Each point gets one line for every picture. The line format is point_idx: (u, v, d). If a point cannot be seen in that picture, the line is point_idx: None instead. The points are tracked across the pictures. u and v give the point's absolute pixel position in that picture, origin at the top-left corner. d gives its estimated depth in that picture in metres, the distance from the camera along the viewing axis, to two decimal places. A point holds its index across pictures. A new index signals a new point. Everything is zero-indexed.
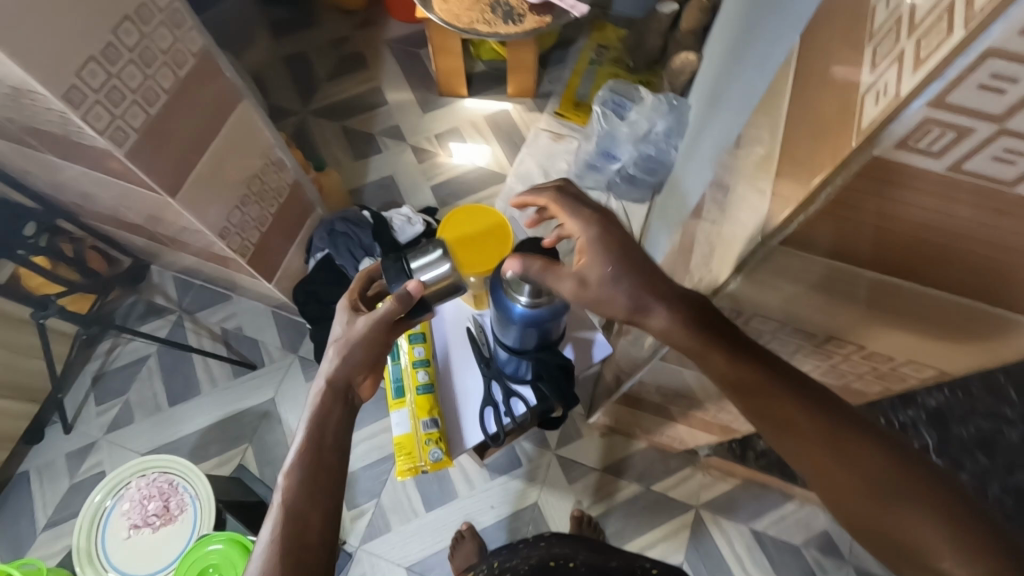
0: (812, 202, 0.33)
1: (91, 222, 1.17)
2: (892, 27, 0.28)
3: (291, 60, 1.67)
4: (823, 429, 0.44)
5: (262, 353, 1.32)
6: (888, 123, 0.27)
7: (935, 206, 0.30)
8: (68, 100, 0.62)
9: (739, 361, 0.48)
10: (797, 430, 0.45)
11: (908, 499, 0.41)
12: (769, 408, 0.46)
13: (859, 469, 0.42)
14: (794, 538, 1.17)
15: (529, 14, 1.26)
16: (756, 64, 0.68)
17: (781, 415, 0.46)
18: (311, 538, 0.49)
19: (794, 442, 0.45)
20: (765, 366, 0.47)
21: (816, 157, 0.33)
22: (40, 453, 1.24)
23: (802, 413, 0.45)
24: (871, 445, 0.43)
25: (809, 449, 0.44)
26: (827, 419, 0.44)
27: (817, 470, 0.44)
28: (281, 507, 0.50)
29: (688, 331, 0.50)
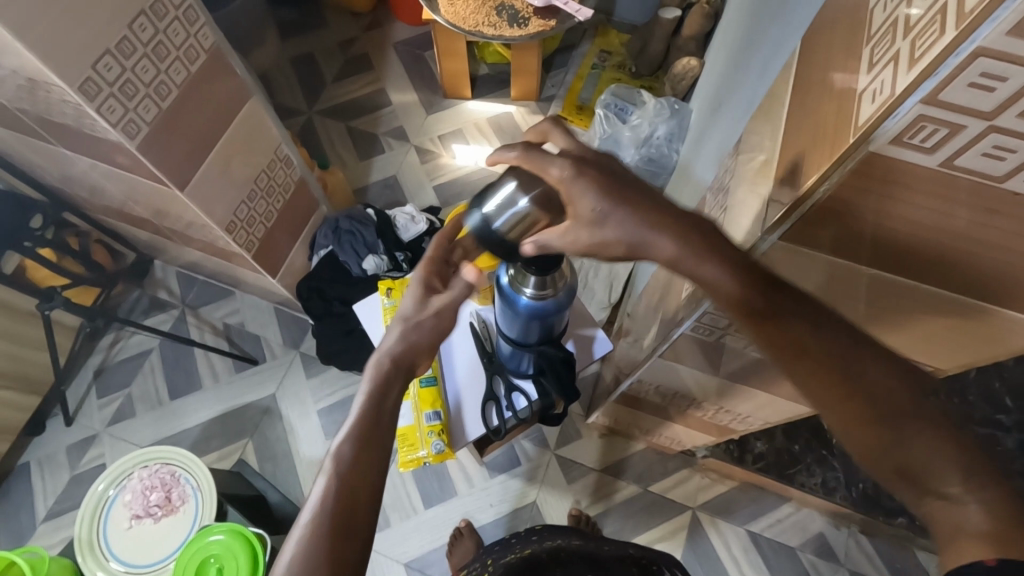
0: (808, 197, 0.35)
1: (97, 216, 1.18)
2: (890, 30, 0.30)
3: (298, 61, 1.68)
4: (835, 348, 0.40)
5: (265, 349, 1.33)
6: (884, 119, 0.28)
7: (932, 206, 0.32)
8: (83, 92, 0.63)
9: (752, 281, 0.42)
10: (807, 353, 0.40)
11: (921, 427, 0.37)
12: (778, 330, 0.41)
13: (871, 390, 0.39)
14: (790, 541, 1.18)
15: (534, 18, 1.28)
16: (758, 69, 0.69)
17: (791, 337, 0.41)
18: (350, 526, 0.43)
19: (804, 368, 0.41)
20: (777, 286, 0.42)
21: (815, 154, 0.35)
22: (41, 445, 1.25)
23: (813, 330, 0.40)
24: (880, 363, 0.39)
25: (821, 373, 0.40)
26: (839, 337, 0.40)
27: (829, 394, 0.40)
28: (327, 487, 0.44)
29: (702, 257, 0.43)
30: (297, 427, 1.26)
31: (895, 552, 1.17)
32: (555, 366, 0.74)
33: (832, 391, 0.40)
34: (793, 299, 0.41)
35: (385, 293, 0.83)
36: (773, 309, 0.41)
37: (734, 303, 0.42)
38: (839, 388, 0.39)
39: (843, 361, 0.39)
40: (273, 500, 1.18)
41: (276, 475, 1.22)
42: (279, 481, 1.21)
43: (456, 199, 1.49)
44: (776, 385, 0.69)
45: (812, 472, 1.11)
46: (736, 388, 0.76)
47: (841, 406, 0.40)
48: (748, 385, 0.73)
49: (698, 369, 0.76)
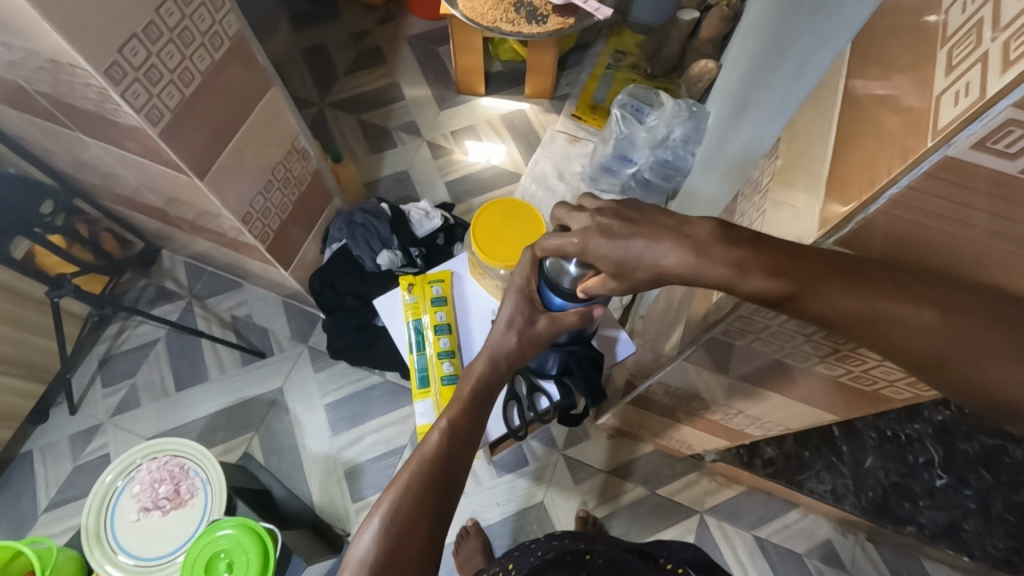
0: (868, 203, 0.34)
1: (106, 204, 1.17)
2: (972, 31, 0.29)
3: (311, 53, 1.67)
4: (866, 311, 0.37)
5: (272, 342, 1.32)
6: (969, 123, 0.28)
7: (952, 198, 0.32)
8: (108, 76, 0.62)
9: (763, 271, 0.40)
10: (842, 322, 0.38)
11: (989, 351, 0.34)
12: (809, 306, 0.39)
13: (920, 342, 0.36)
14: (797, 547, 1.18)
15: (552, 15, 1.27)
16: (793, 74, 0.69)
17: (821, 311, 0.39)
18: (416, 530, 0.48)
19: (847, 333, 0.39)
20: (791, 264, 0.39)
21: (878, 154, 0.34)
22: (45, 433, 1.24)
23: (838, 299, 0.37)
24: (920, 310, 0.35)
25: (864, 336, 0.38)
26: (867, 297, 0.36)
27: (883, 344, 0.38)
28: (402, 490, 0.50)
29: (708, 259, 0.42)
30: (304, 422, 1.25)
31: (901, 561, 1.16)
32: (583, 366, 0.74)
33: (880, 343, 0.38)
34: (812, 269, 0.38)
35: (405, 289, 0.82)
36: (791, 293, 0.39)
37: (750, 295, 0.42)
38: (885, 341, 0.37)
39: (878, 323, 0.37)
40: (278, 495, 1.18)
41: (282, 469, 1.21)
42: (284, 475, 1.20)
43: (466, 196, 1.49)
44: (797, 390, 0.68)
45: (820, 478, 1.11)
46: (755, 393, 0.75)
47: (899, 358, 0.38)
48: (768, 390, 0.72)
49: (718, 375, 0.75)
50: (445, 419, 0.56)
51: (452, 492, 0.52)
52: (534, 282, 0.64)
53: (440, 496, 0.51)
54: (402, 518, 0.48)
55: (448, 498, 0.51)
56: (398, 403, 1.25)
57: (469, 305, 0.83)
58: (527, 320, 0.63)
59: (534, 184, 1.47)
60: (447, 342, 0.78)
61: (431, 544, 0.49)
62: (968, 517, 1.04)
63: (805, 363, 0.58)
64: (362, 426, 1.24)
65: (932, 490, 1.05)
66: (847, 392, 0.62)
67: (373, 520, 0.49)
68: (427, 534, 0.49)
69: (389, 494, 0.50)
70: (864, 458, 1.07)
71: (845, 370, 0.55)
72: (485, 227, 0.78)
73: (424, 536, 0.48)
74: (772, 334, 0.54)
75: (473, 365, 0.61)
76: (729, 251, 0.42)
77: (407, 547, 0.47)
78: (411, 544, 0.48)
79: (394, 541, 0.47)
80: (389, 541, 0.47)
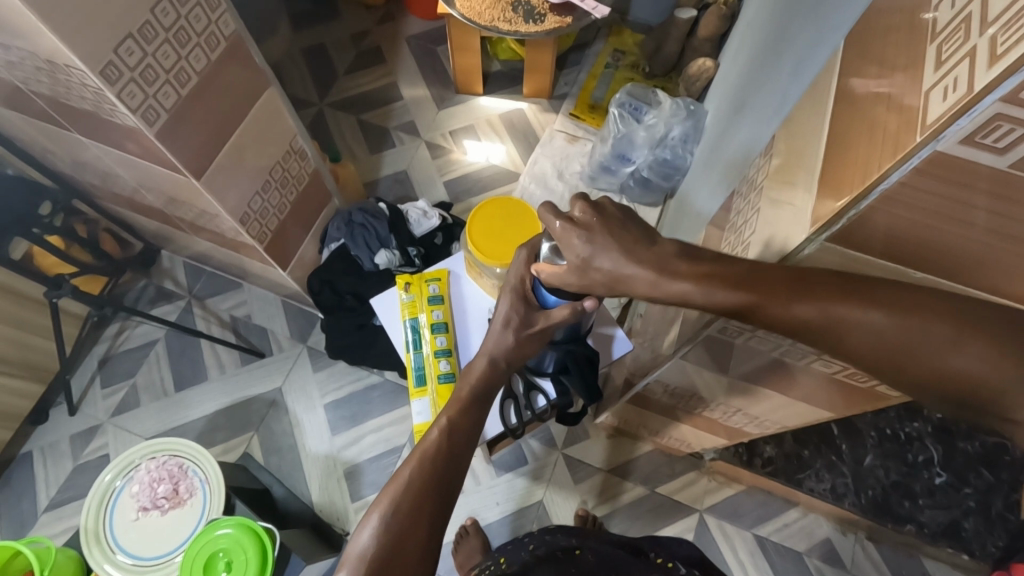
0: (859, 200, 0.34)
1: (105, 204, 1.17)
2: (961, 26, 0.29)
3: (311, 53, 1.67)
4: (824, 318, 0.38)
5: (272, 342, 1.32)
6: (957, 118, 0.28)
7: (949, 193, 0.32)
8: (104, 76, 0.62)
9: (725, 287, 0.42)
10: (805, 332, 0.39)
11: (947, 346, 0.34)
12: (774, 319, 0.40)
13: (880, 344, 0.36)
14: (797, 545, 1.18)
15: (550, 14, 1.27)
16: (790, 72, 0.69)
17: (785, 320, 0.40)
18: (415, 528, 0.48)
19: (813, 342, 0.40)
20: (749, 280, 0.41)
21: (871, 150, 0.34)
22: (45, 433, 1.24)
23: (799, 308, 0.38)
24: (876, 312, 0.36)
25: (827, 345, 0.39)
26: (825, 303, 0.38)
27: (849, 352, 0.38)
28: (402, 487, 0.50)
29: (670, 279, 0.44)
30: (304, 421, 1.25)
31: (901, 559, 1.16)
32: (579, 365, 0.74)
33: (846, 351, 0.38)
34: (769, 282, 0.40)
35: (403, 288, 0.82)
36: (753, 306, 0.41)
37: (718, 309, 0.43)
38: (849, 348, 0.38)
39: (838, 329, 0.38)
40: (278, 494, 1.18)
41: (282, 469, 1.21)
42: (284, 475, 1.21)
43: (465, 195, 1.49)
44: (794, 387, 0.68)
45: (820, 477, 1.10)
46: (753, 391, 0.75)
47: (865, 363, 0.38)
48: (765, 388, 0.72)
49: (716, 373, 0.75)
50: (445, 417, 0.56)
51: (448, 489, 0.52)
52: (528, 281, 0.64)
53: (440, 493, 0.51)
54: (402, 515, 0.48)
55: (448, 495, 0.52)
56: (398, 403, 1.25)
57: (466, 304, 0.83)
58: (523, 318, 0.63)
59: (533, 184, 1.47)
60: (443, 340, 0.78)
61: (430, 541, 0.49)
62: (969, 516, 1.04)
63: (801, 361, 0.58)
64: (361, 426, 1.24)
65: (932, 488, 1.05)
66: (844, 389, 0.62)
67: (373, 517, 0.49)
68: (426, 532, 0.49)
69: (389, 491, 0.50)
70: (864, 457, 1.08)
71: (841, 367, 0.55)
72: (482, 226, 0.78)
73: (424, 534, 0.48)
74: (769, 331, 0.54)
75: (477, 367, 0.61)
76: (690, 270, 0.44)
77: (406, 543, 0.47)
78: (411, 541, 0.48)
79: (394, 539, 0.47)
80: (389, 539, 0.47)
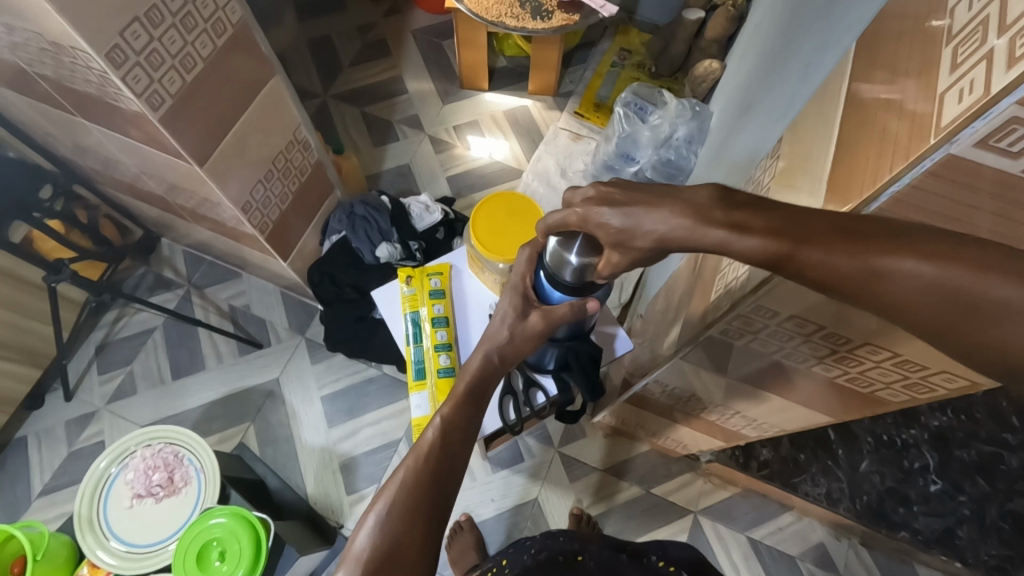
0: (869, 201, 0.34)
1: (106, 190, 1.17)
2: (978, 28, 0.29)
3: (315, 44, 1.66)
4: (861, 269, 0.34)
5: (270, 333, 1.32)
6: (972, 121, 0.27)
7: (957, 195, 0.31)
8: (109, 59, 0.62)
9: (754, 233, 0.38)
10: (840, 288, 0.35)
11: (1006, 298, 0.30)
12: (804, 272, 0.36)
13: (924, 299, 0.32)
14: (791, 549, 1.18)
15: (557, 11, 1.26)
16: (799, 74, 0.68)
17: (817, 274, 0.35)
18: (413, 532, 0.47)
19: (844, 297, 0.36)
20: (784, 227, 0.37)
21: (884, 148, 0.33)
22: (40, 419, 1.24)
23: (833, 260, 0.34)
24: (925, 265, 0.32)
25: (864, 301, 0.35)
26: (863, 255, 0.33)
27: (889, 310, 0.34)
28: (400, 486, 0.49)
29: (705, 225, 0.40)
30: (299, 413, 1.25)
31: (894, 565, 1.17)
32: (582, 362, 0.74)
33: (888, 313, 0.34)
34: (808, 231, 0.36)
35: (404, 281, 0.82)
36: (782, 255, 0.37)
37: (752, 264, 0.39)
38: (892, 311, 0.34)
39: (878, 282, 0.33)
40: (272, 486, 1.17)
41: (277, 460, 1.21)
42: (279, 466, 1.21)
43: (468, 190, 1.48)
44: (794, 391, 0.68)
45: (816, 482, 1.11)
46: (752, 392, 0.74)
47: (906, 322, 0.34)
48: (765, 391, 0.71)
49: (714, 376, 0.75)
50: (441, 415, 0.54)
51: (449, 479, 0.51)
52: (530, 279, 0.66)
53: (442, 489, 0.50)
54: (398, 515, 0.47)
55: (445, 496, 0.50)
56: (396, 396, 1.25)
57: (467, 300, 0.82)
58: (527, 311, 0.63)
59: (536, 180, 1.46)
60: (444, 335, 0.77)
61: (427, 544, 0.48)
62: (962, 524, 1.02)
63: (798, 365, 0.59)
64: (359, 418, 1.24)
65: (927, 496, 1.01)
66: (840, 393, 0.62)
67: (371, 516, 0.48)
68: (422, 534, 0.48)
69: (388, 491, 0.49)
70: (860, 462, 1.03)
71: (842, 371, 0.55)
72: (487, 222, 0.77)
73: (419, 539, 0.47)
74: (771, 333, 0.54)
75: (470, 363, 0.59)
76: (725, 215, 0.39)
77: (405, 544, 0.47)
78: (408, 544, 0.47)
79: (392, 540, 0.47)
80: (388, 539, 0.47)
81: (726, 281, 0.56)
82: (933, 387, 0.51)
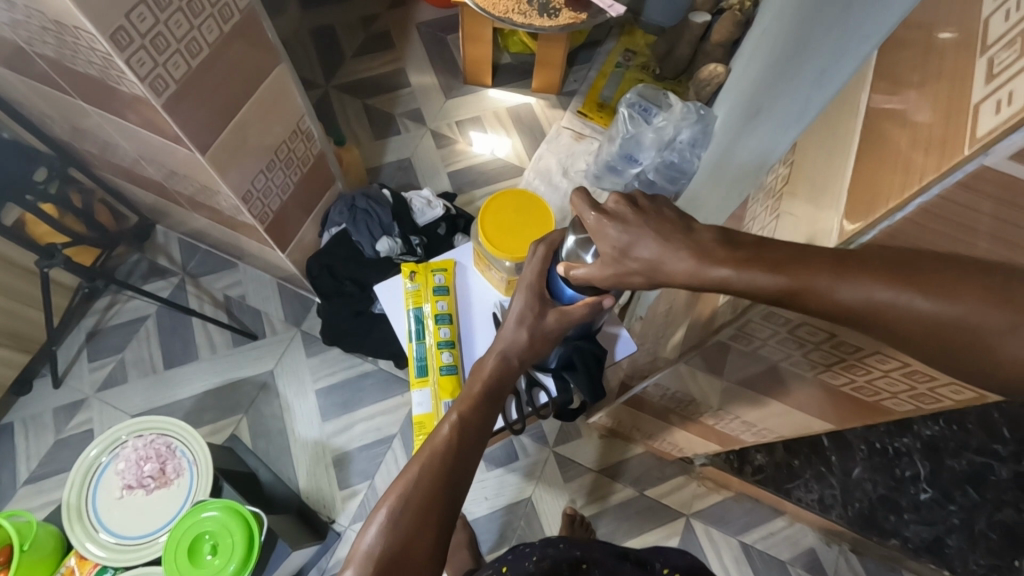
0: (892, 213, 0.34)
1: (102, 174, 1.15)
2: (1016, 40, 0.29)
3: (318, 34, 1.65)
4: (863, 302, 0.37)
5: (265, 325, 1.30)
6: (1009, 133, 0.27)
7: (985, 207, 0.31)
8: (114, 41, 0.60)
9: (766, 268, 0.40)
10: (845, 315, 0.38)
11: (994, 323, 0.34)
12: (811, 304, 0.39)
13: (920, 330, 0.36)
14: (781, 554, 1.19)
15: (565, 9, 1.25)
16: (812, 81, 0.68)
17: (823, 305, 0.39)
18: (421, 536, 0.47)
19: (846, 324, 0.39)
20: (789, 263, 0.39)
21: (917, 154, 0.33)
22: (28, 405, 1.22)
23: (837, 294, 0.37)
24: (923, 299, 0.35)
25: (868, 328, 0.38)
26: (866, 287, 0.36)
27: (890, 335, 0.38)
28: (411, 485, 0.49)
29: None
30: (293, 406, 1.23)
31: (883, 572, 1.18)
32: (586, 361, 0.74)
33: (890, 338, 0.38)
34: (810, 265, 0.38)
35: (408, 276, 0.81)
36: (792, 290, 0.39)
37: (762, 294, 0.41)
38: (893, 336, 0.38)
39: (878, 314, 0.37)
40: (264, 479, 1.16)
41: (269, 453, 1.20)
42: (272, 459, 1.19)
43: (470, 186, 1.48)
44: (795, 398, 0.68)
45: (809, 488, 1.11)
46: (752, 397, 0.74)
47: (905, 345, 0.38)
48: (766, 397, 0.71)
49: (715, 382, 0.75)
50: (456, 413, 0.55)
51: (454, 477, 0.50)
52: (541, 277, 0.63)
53: (453, 486, 0.50)
54: (408, 518, 0.47)
55: (457, 501, 0.50)
56: (392, 391, 1.24)
57: (470, 297, 0.82)
58: (535, 307, 0.62)
59: (538, 179, 1.46)
60: (447, 331, 0.77)
61: (438, 541, 0.48)
62: (951, 533, 1.03)
63: (803, 373, 0.59)
64: (353, 413, 1.23)
65: (918, 504, 1.02)
66: (840, 401, 0.62)
67: (380, 514, 0.47)
68: (435, 534, 0.48)
69: (397, 488, 0.49)
70: (853, 469, 1.04)
71: (848, 379, 0.55)
72: (495, 219, 0.76)
73: (431, 540, 0.47)
74: (781, 339, 0.54)
75: (485, 365, 0.60)
76: (731, 255, 0.43)
77: (413, 545, 0.46)
78: (418, 545, 0.47)
79: (404, 537, 0.46)
80: (396, 541, 0.46)
81: (735, 287, 0.57)
82: (939, 397, 0.51)
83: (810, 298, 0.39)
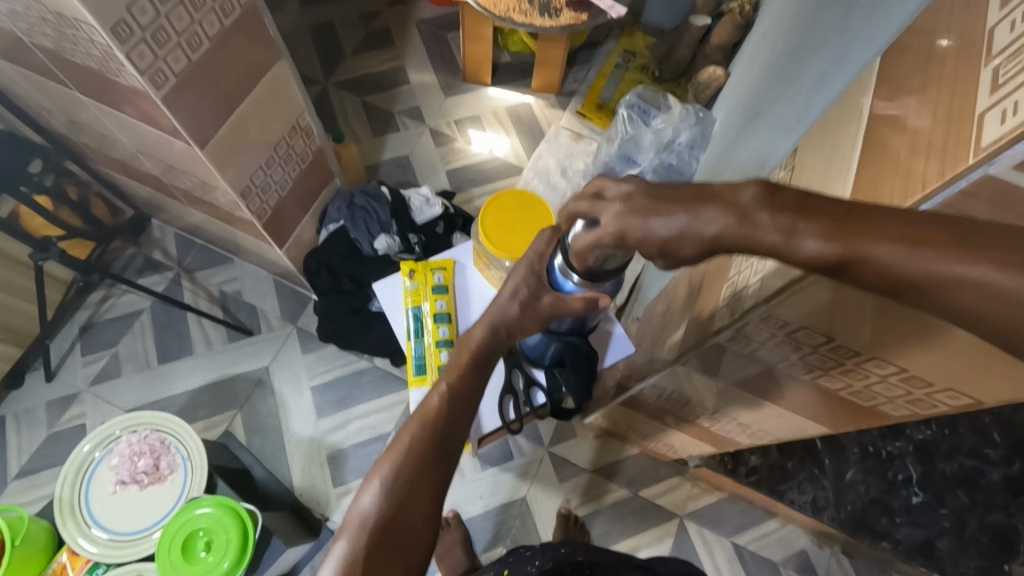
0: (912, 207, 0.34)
1: (97, 167, 1.14)
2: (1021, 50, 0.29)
3: (317, 30, 1.64)
4: (925, 275, 0.33)
5: (261, 321, 1.30)
6: (1014, 142, 0.27)
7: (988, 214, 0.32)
8: (114, 34, 0.60)
9: (813, 233, 0.36)
10: (903, 289, 0.34)
11: None
12: (864, 275, 0.35)
13: (995, 308, 0.32)
14: (773, 556, 1.19)
15: (565, 9, 1.25)
16: (813, 85, 0.68)
17: (881, 275, 0.34)
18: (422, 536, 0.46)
19: (903, 301, 0.35)
20: (842, 227, 0.35)
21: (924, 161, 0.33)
22: (20, 399, 1.21)
23: (899, 260, 0.33)
24: (999, 273, 0.31)
25: (928, 307, 0.34)
26: (931, 256, 0.32)
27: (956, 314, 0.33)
28: (404, 453, 0.47)
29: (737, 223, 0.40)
30: (289, 403, 1.23)
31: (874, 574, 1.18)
32: (578, 358, 0.74)
33: (953, 318, 0.34)
34: (868, 230, 0.34)
35: (407, 275, 0.80)
36: (846, 256, 0.35)
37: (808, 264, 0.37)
38: (958, 316, 0.33)
39: (942, 290, 0.33)
40: (259, 476, 1.16)
41: (263, 450, 1.19)
42: (266, 456, 1.19)
43: (468, 185, 1.48)
44: (792, 401, 0.68)
45: (802, 489, 1.10)
46: (749, 398, 0.74)
47: (969, 327, 0.33)
48: (763, 399, 0.72)
49: (712, 385, 0.75)
50: (446, 384, 0.53)
51: (454, 466, 0.49)
52: (544, 261, 0.63)
53: (441, 456, 0.48)
54: (402, 486, 0.45)
55: None
56: (388, 389, 1.24)
57: (469, 297, 0.82)
58: (537, 299, 0.62)
59: (536, 179, 1.46)
60: (446, 331, 0.77)
61: (430, 516, 0.46)
62: (943, 534, 1.01)
63: (801, 376, 0.59)
64: (349, 410, 1.22)
65: (910, 508, 1.03)
66: (838, 404, 0.62)
67: (371, 485, 0.46)
68: (425, 509, 0.46)
69: (390, 457, 0.47)
70: (846, 472, 1.05)
71: (846, 384, 0.55)
72: (496, 218, 0.76)
73: (423, 521, 0.46)
74: (778, 342, 0.54)
75: (473, 335, 0.58)
76: (775, 216, 0.38)
77: (405, 518, 0.45)
78: (410, 518, 0.45)
79: (393, 508, 0.45)
80: (389, 509, 0.45)
81: (734, 289, 0.58)
82: (935, 403, 0.51)
83: (865, 267, 0.34)
